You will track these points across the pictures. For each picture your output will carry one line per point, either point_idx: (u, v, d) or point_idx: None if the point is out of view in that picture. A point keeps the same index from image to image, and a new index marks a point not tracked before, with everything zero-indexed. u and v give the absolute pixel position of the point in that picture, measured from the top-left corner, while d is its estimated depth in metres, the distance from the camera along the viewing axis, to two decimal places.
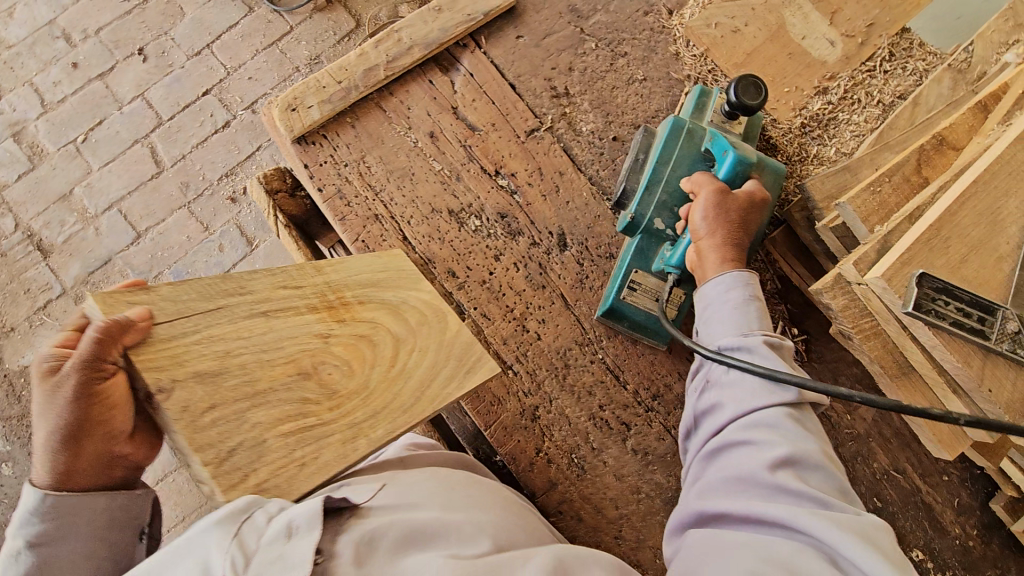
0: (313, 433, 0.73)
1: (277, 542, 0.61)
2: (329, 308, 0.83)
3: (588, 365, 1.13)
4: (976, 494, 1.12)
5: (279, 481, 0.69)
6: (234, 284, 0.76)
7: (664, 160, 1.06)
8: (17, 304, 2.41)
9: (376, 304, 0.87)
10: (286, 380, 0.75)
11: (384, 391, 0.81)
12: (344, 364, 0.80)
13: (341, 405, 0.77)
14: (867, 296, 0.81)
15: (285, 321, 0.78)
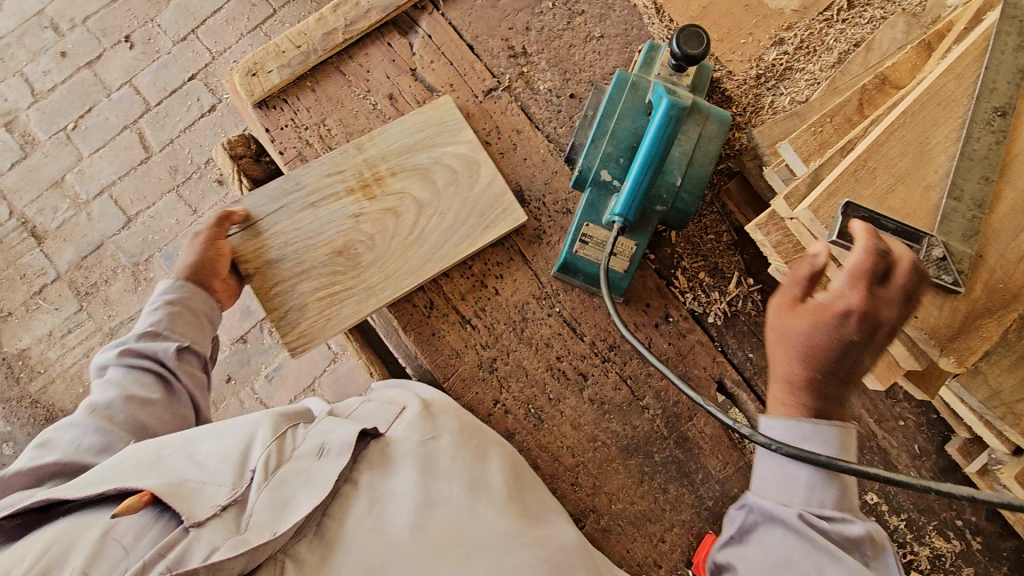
0: (342, 293, 1.10)
1: (311, 458, 0.84)
2: (363, 187, 1.14)
3: (545, 318, 1.15)
4: (933, 438, 1.13)
5: (321, 327, 1.09)
6: (292, 186, 1.14)
7: (609, 114, 1.08)
8: (14, 289, 2.47)
9: (406, 171, 1.15)
10: (328, 255, 1.12)
11: (399, 255, 1.12)
12: (371, 236, 1.13)
13: (365, 271, 1.11)
14: (798, 231, 0.84)
15: (327, 207, 1.13)
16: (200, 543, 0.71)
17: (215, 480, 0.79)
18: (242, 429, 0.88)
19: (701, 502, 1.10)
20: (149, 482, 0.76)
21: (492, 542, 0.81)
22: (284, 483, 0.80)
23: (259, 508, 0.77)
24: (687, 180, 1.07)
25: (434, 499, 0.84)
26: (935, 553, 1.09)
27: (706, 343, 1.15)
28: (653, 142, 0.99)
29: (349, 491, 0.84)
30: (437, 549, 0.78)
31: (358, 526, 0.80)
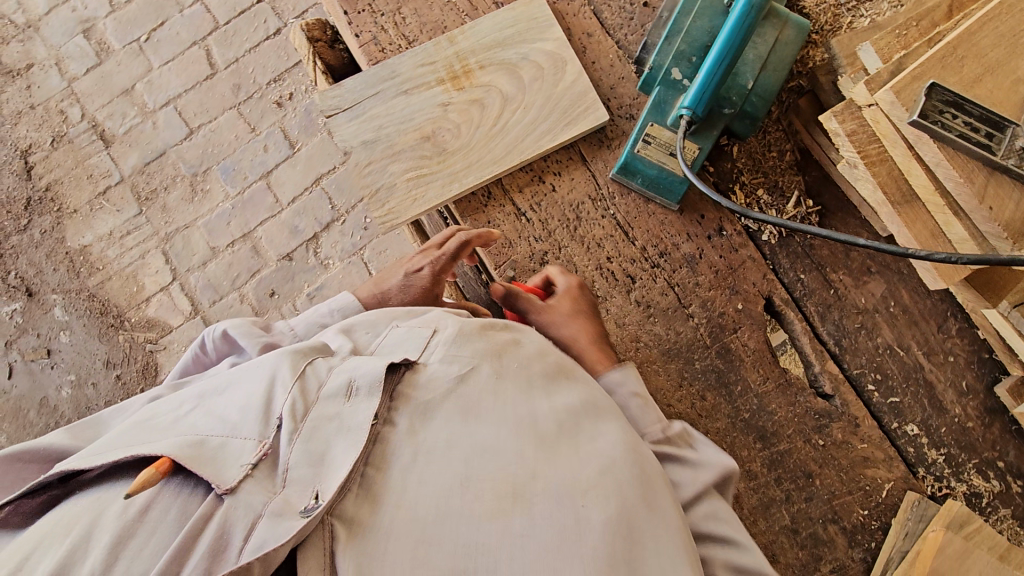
0: (426, 177, 1.14)
1: (340, 400, 0.73)
2: (452, 79, 1.16)
3: (599, 220, 1.15)
4: (983, 378, 1.10)
5: (404, 207, 1.14)
6: (387, 72, 1.17)
7: (686, 11, 1.06)
8: (80, 188, 2.52)
9: (494, 66, 1.17)
10: (415, 141, 1.15)
11: (482, 144, 1.15)
12: (458, 124, 1.15)
13: (447, 159, 1.14)
14: (875, 119, 0.81)
15: (419, 95, 1.16)
16: (238, 513, 0.61)
17: (241, 433, 0.69)
18: (261, 370, 0.76)
19: (737, 413, 1.09)
20: (167, 445, 0.64)
21: (556, 487, 0.72)
22: (317, 429, 0.70)
23: (295, 466, 0.67)
24: (759, 84, 1.05)
25: (484, 445, 0.75)
26: (972, 492, 1.06)
27: (757, 260, 1.14)
28: (731, 33, 0.96)
29: (389, 436, 0.74)
30: (497, 500, 0.70)
31: (405, 477, 0.71)
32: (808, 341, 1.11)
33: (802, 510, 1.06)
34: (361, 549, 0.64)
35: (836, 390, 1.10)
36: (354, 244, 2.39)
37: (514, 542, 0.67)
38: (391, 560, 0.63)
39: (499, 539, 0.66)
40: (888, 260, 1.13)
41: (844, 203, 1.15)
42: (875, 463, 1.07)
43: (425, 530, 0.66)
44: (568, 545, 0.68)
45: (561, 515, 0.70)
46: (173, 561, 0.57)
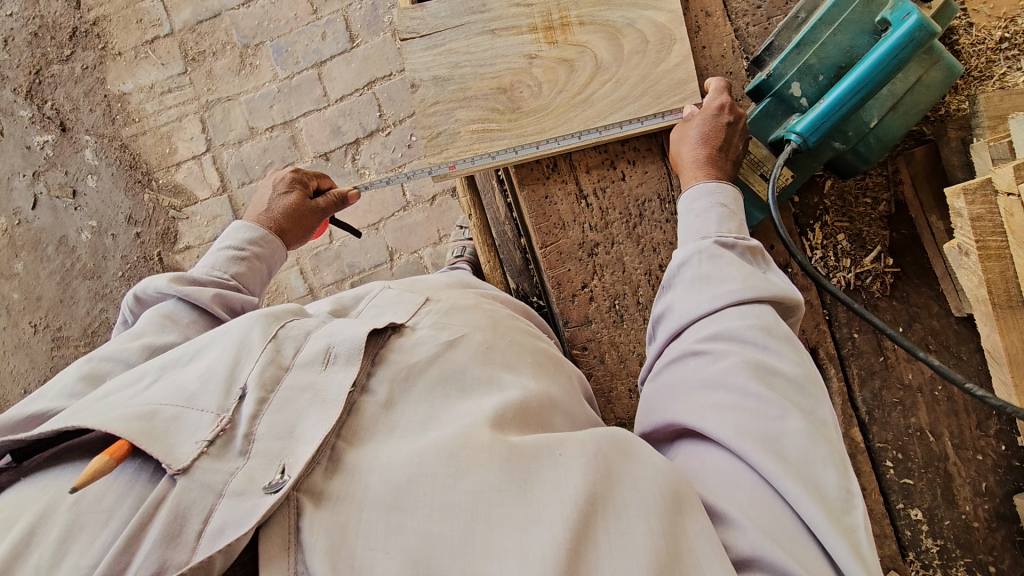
0: (491, 133, 1.05)
1: (317, 367, 0.65)
2: (546, 30, 1.05)
3: (661, 223, 1.07)
4: (1005, 484, 1.05)
5: (460, 159, 1.06)
6: (477, 5, 1.05)
7: (827, 21, 0.92)
8: (127, 31, 2.38)
9: (592, 25, 1.04)
10: (489, 90, 1.05)
11: (561, 112, 1.05)
12: (540, 83, 1.05)
13: (518, 118, 1.05)
14: (1009, 210, 0.73)
15: (506, 39, 1.05)
16: (193, 495, 0.52)
17: (198, 402, 0.60)
18: (229, 339, 0.69)
19: None
20: (110, 419, 0.56)
21: (528, 443, 0.63)
22: (288, 400, 0.62)
23: (262, 436, 0.58)
24: (882, 127, 0.94)
25: (456, 414, 0.66)
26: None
27: (814, 307, 1.07)
28: (871, 68, 0.85)
29: (364, 407, 0.65)
30: (465, 448, 0.59)
31: (381, 447, 0.61)
32: (840, 402, 1.06)
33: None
34: (330, 517, 0.54)
35: (852, 457, 1.06)
36: (393, 159, 2.27)
37: (489, 495, 0.56)
38: (362, 525, 0.54)
39: (469, 494, 0.56)
40: (951, 341, 1.05)
41: (926, 270, 1.06)
42: None
43: (395, 492, 0.56)
44: (547, 501, 0.57)
45: (540, 476, 0.59)
46: (126, 548, 0.50)
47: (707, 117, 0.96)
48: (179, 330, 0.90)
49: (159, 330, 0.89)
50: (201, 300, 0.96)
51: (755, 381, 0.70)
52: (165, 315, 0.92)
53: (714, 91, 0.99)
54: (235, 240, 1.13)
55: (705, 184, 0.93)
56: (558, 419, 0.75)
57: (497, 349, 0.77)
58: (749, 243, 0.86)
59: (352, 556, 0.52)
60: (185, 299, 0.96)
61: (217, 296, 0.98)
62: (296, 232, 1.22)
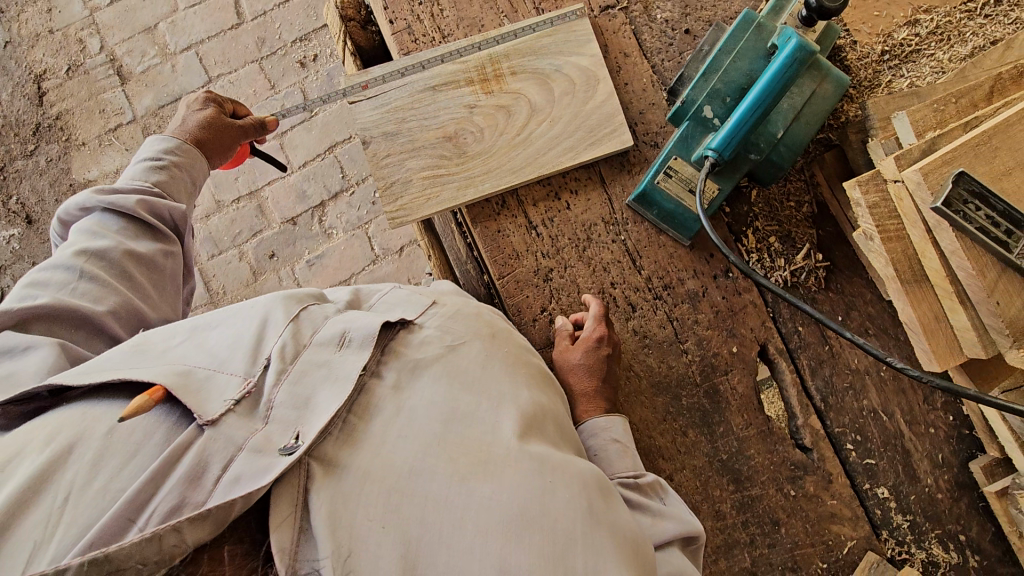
0: (441, 178, 1.14)
1: (332, 348, 0.71)
2: (482, 82, 1.15)
3: (608, 244, 1.15)
4: (958, 453, 1.11)
5: (414, 205, 1.14)
6: (418, 66, 1.16)
7: (727, 51, 1.05)
8: (90, 121, 2.46)
9: (523, 73, 1.15)
10: (435, 140, 1.14)
11: (504, 152, 1.14)
12: (481, 128, 1.14)
13: (465, 162, 1.14)
14: (899, 196, 0.83)
15: (446, 93, 1.15)
16: (218, 445, 0.61)
17: (225, 368, 0.68)
18: (254, 311, 0.75)
19: (715, 453, 1.11)
20: (153, 371, 0.65)
21: (528, 457, 0.67)
22: (305, 375, 0.69)
23: (280, 404, 0.66)
24: (789, 135, 1.04)
25: (462, 410, 0.71)
26: (930, 560, 1.08)
27: (759, 306, 1.14)
28: (766, 87, 0.96)
29: (376, 387, 0.71)
30: (466, 459, 0.65)
31: (386, 432, 0.67)
32: (795, 392, 1.13)
33: (764, 555, 1.08)
34: (334, 490, 0.61)
35: (815, 444, 1.11)
36: (359, 217, 2.35)
37: (482, 504, 0.62)
38: (361, 500, 0.61)
39: (463, 499, 0.62)
40: (886, 324, 1.13)
41: (853, 261, 1.15)
42: (842, 521, 1.09)
43: (396, 480, 0.62)
44: (537, 522, 0.62)
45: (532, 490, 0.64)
46: (150, 482, 0.57)
47: (589, 350, 1.02)
48: (112, 237, 0.95)
49: (91, 238, 0.94)
50: (125, 208, 0.98)
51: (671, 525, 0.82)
52: (95, 226, 0.97)
53: (593, 319, 1.05)
54: (154, 151, 1.12)
55: (599, 421, 0.96)
56: (560, 430, 0.79)
57: (504, 354, 0.81)
58: (648, 477, 0.88)
59: (350, 526, 0.59)
60: (111, 209, 0.99)
61: (142, 203, 1.00)
62: (218, 147, 1.22)
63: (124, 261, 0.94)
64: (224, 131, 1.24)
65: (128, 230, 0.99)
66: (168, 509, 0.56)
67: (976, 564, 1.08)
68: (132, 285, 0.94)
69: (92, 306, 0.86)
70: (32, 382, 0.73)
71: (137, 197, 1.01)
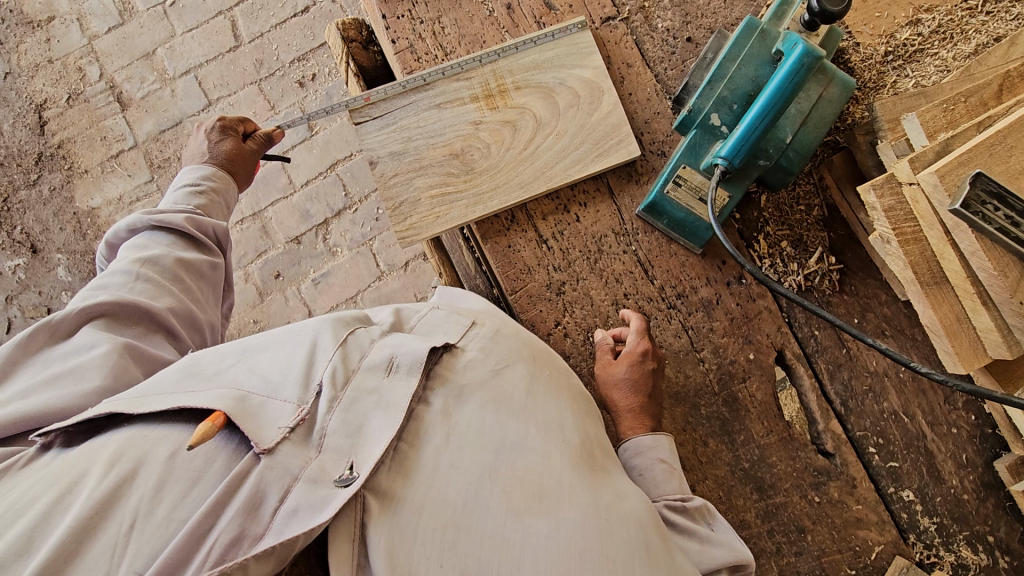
0: (450, 195, 1.13)
1: (381, 374, 0.71)
2: (487, 98, 1.15)
3: (620, 255, 1.15)
4: (983, 452, 1.10)
5: (423, 223, 1.13)
6: (422, 84, 1.16)
7: (731, 58, 1.05)
8: (92, 149, 2.47)
9: (527, 87, 1.15)
10: (443, 157, 1.14)
11: (511, 167, 1.14)
12: (488, 144, 1.14)
13: (473, 179, 1.14)
14: (915, 198, 0.83)
15: (452, 110, 1.15)
16: (274, 475, 0.60)
17: (280, 394, 0.68)
18: (303, 335, 0.75)
19: (737, 462, 1.10)
20: (211, 397, 0.64)
21: (580, 491, 0.68)
22: (355, 401, 0.68)
23: (332, 432, 0.66)
24: (797, 140, 1.04)
25: (510, 440, 0.70)
26: (960, 563, 1.07)
27: (774, 312, 1.13)
28: (774, 94, 0.96)
29: (424, 414, 0.71)
30: (521, 492, 0.65)
31: (438, 461, 0.67)
32: (815, 397, 1.12)
33: (791, 564, 1.07)
34: (392, 524, 0.61)
35: (837, 449, 1.10)
36: (364, 234, 2.35)
37: (538, 538, 0.62)
38: (417, 539, 0.60)
39: (520, 533, 0.62)
40: (903, 324, 1.12)
41: (867, 263, 1.14)
42: (868, 526, 1.08)
43: (451, 514, 0.62)
44: (596, 558, 0.62)
45: (587, 524, 0.65)
46: (212, 512, 0.57)
47: (634, 365, 1.01)
48: (162, 248, 1.00)
49: (143, 251, 0.99)
50: (175, 224, 1.03)
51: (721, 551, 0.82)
52: (144, 241, 1.01)
53: (636, 334, 1.04)
54: (190, 178, 1.17)
55: (645, 439, 0.95)
56: (605, 454, 0.79)
57: (548, 378, 0.81)
58: (695, 501, 0.87)
59: (408, 564, 0.59)
60: (161, 226, 1.04)
61: (189, 220, 1.05)
62: (239, 173, 1.26)
63: (175, 268, 0.98)
64: (241, 157, 1.27)
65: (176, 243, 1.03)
66: (229, 541, 0.56)
67: (1005, 565, 1.07)
68: (182, 289, 0.98)
69: (151, 303, 0.91)
70: (94, 379, 0.78)
71: (185, 214, 1.06)
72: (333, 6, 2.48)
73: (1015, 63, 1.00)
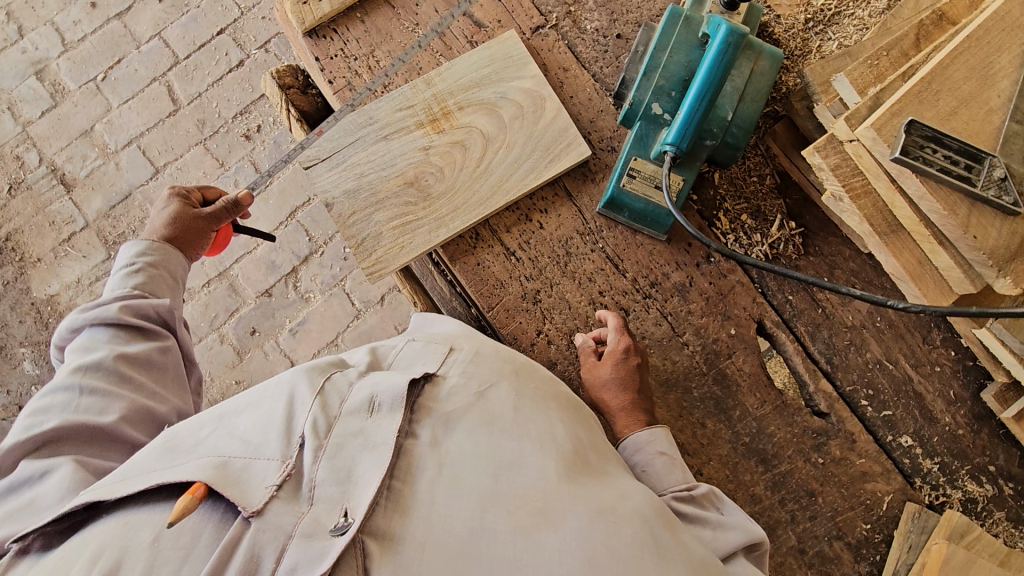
0: (412, 223, 1.13)
1: (364, 415, 0.70)
2: (432, 122, 1.16)
3: (589, 254, 1.16)
4: (968, 385, 1.13)
5: (389, 255, 1.13)
6: (366, 118, 1.16)
7: (662, 47, 1.08)
8: (42, 235, 2.40)
9: (470, 106, 1.17)
10: (398, 187, 1.14)
11: (468, 186, 1.14)
12: (441, 168, 1.14)
13: (431, 204, 1.14)
14: (858, 154, 0.85)
15: (399, 140, 1.15)
16: (267, 536, 0.59)
17: (263, 454, 0.66)
18: (280, 390, 0.73)
19: (738, 438, 1.10)
20: (191, 469, 0.62)
21: (581, 499, 0.68)
22: (342, 446, 0.67)
23: (322, 483, 0.64)
24: (739, 116, 1.07)
25: (505, 459, 0.69)
26: (967, 497, 1.09)
27: (746, 285, 1.15)
28: (707, 75, 0.98)
29: (413, 448, 0.69)
30: (524, 510, 0.65)
31: (435, 493, 0.65)
32: (800, 360, 1.13)
33: (807, 529, 1.07)
34: (396, 564, 0.59)
35: (831, 408, 1.11)
36: (334, 275, 2.32)
37: (548, 553, 0.61)
38: None
39: (529, 553, 0.61)
40: (871, 276, 1.15)
41: (826, 223, 1.17)
42: (874, 477, 1.09)
43: (456, 545, 0.61)
44: (606, 563, 0.62)
45: (595, 531, 0.64)
46: None
47: (618, 363, 1.01)
48: (105, 347, 0.96)
49: (85, 354, 0.95)
50: (109, 318, 0.98)
51: (737, 534, 0.82)
52: (87, 340, 0.97)
53: (615, 332, 1.04)
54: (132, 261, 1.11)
55: (642, 435, 0.95)
56: (602, 456, 0.79)
57: (534, 390, 0.80)
58: (700, 488, 0.87)
59: None
60: (98, 322, 0.99)
61: (122, 308, 1.00)
62: (192, 240, 1.19)
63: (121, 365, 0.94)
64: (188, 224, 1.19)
65: (116, 336, 0.98)
66: None
67: (1009, 491, 1.09)
68: (132, 385, 0.93)
69: (95, 416, 0.86)
70: (44, 509, 0.74)
71: (120, 303, 1.01)
72: (268, 56, 2.47)
73: (927, 11, 1.04)
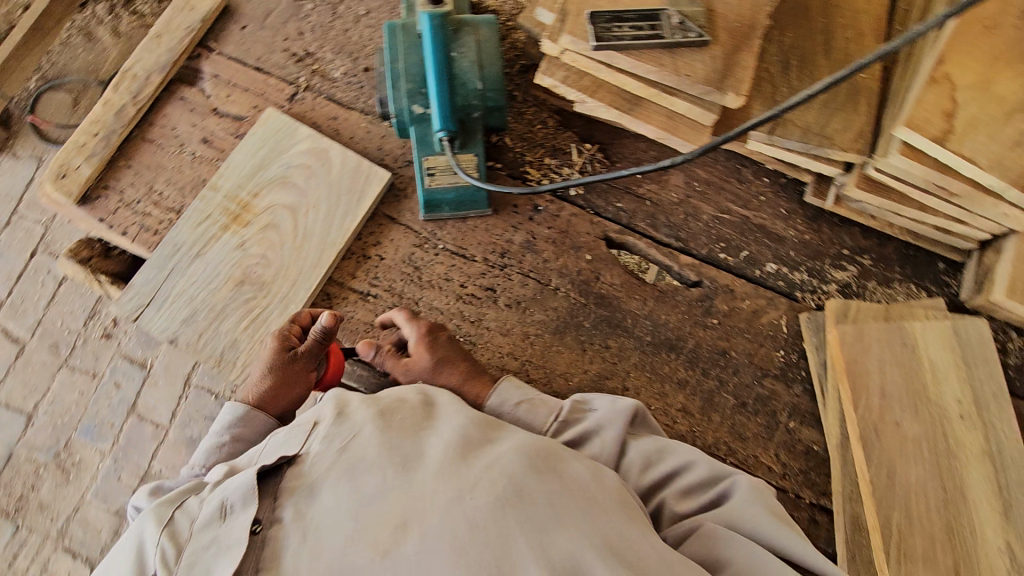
0: (260, 316, 1.12)
1: (217, 521, 0.74)
2: (235, 219, 1.18)
3: (435, 258, 1.20)
4: (793, 198, 1.25)
5: (251, 357, 1.10)
6: (171, 247, 1.16)
7: (396, 56, 1.13)
8: None
9: (263, 189, 1.20)
10: (232, 291, 1.13)
11: (295, 257, 1.16)
12: (263, 254, 1.15)
13: (269, 290, 1.14)
14: (574, 59, 0.99)
15: (212, 250, 1.16)
16: None
17: None
18: (133, 540, 0.76)
19: (641, 341, 1.16)
20: None
21: (449, 497, 0.69)
22: (198, 560, 0.71)
23: None
24: (489, 80, 1.13)
25: (370, 496, 0.70)
26: (841, 284, 1.20)
27: (579, 214, 1.23)
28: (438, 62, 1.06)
29: (277, 532, 0.70)
30: (393, 536, 0.66)
31: (302, 565, 0.67)
32: (656, 250, 1.22)
33: (738, 383, 1.13)
34: None
35: (700, 275, 1.20)
36: None
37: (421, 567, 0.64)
38: None
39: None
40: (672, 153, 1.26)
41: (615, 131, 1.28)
42: (764, 310, 1.18)
43: None
44: (478, 549, 0.65)
45: (464, 523, 0.66)
46: None
47: (431, 346, 1.04)
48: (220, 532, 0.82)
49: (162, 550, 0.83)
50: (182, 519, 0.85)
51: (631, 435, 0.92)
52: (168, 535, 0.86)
53: (409, 324, 1.06)
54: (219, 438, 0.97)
55: (494, 398, 0.98)
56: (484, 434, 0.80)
57: (398, 412, 0.81)
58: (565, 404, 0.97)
59: None
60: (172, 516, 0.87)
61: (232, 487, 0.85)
62: (282, 397, 1.01)
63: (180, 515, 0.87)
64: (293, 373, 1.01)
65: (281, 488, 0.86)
66: None
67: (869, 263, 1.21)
68: None
69: None
70: None
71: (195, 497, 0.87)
72: None
73: None
